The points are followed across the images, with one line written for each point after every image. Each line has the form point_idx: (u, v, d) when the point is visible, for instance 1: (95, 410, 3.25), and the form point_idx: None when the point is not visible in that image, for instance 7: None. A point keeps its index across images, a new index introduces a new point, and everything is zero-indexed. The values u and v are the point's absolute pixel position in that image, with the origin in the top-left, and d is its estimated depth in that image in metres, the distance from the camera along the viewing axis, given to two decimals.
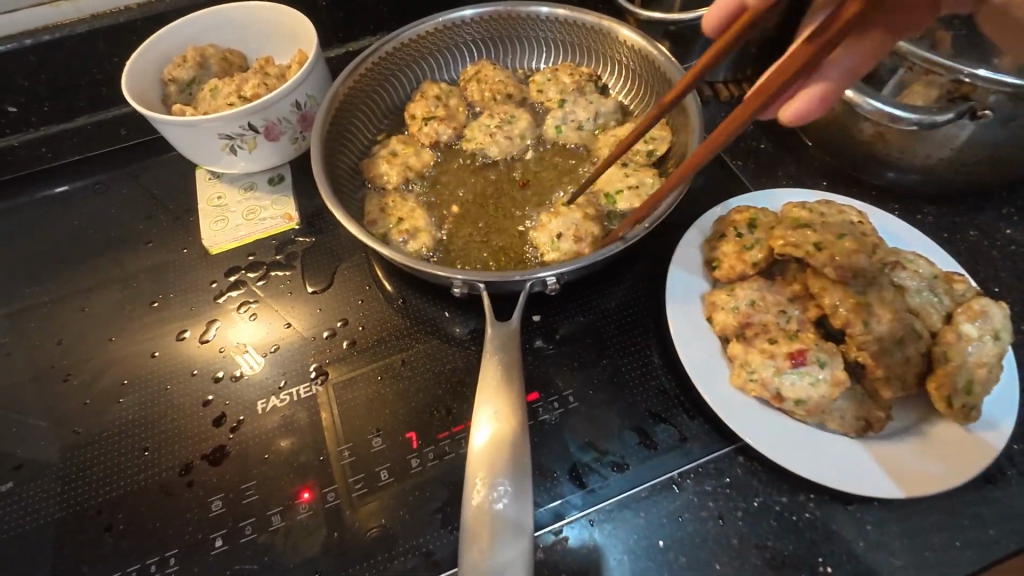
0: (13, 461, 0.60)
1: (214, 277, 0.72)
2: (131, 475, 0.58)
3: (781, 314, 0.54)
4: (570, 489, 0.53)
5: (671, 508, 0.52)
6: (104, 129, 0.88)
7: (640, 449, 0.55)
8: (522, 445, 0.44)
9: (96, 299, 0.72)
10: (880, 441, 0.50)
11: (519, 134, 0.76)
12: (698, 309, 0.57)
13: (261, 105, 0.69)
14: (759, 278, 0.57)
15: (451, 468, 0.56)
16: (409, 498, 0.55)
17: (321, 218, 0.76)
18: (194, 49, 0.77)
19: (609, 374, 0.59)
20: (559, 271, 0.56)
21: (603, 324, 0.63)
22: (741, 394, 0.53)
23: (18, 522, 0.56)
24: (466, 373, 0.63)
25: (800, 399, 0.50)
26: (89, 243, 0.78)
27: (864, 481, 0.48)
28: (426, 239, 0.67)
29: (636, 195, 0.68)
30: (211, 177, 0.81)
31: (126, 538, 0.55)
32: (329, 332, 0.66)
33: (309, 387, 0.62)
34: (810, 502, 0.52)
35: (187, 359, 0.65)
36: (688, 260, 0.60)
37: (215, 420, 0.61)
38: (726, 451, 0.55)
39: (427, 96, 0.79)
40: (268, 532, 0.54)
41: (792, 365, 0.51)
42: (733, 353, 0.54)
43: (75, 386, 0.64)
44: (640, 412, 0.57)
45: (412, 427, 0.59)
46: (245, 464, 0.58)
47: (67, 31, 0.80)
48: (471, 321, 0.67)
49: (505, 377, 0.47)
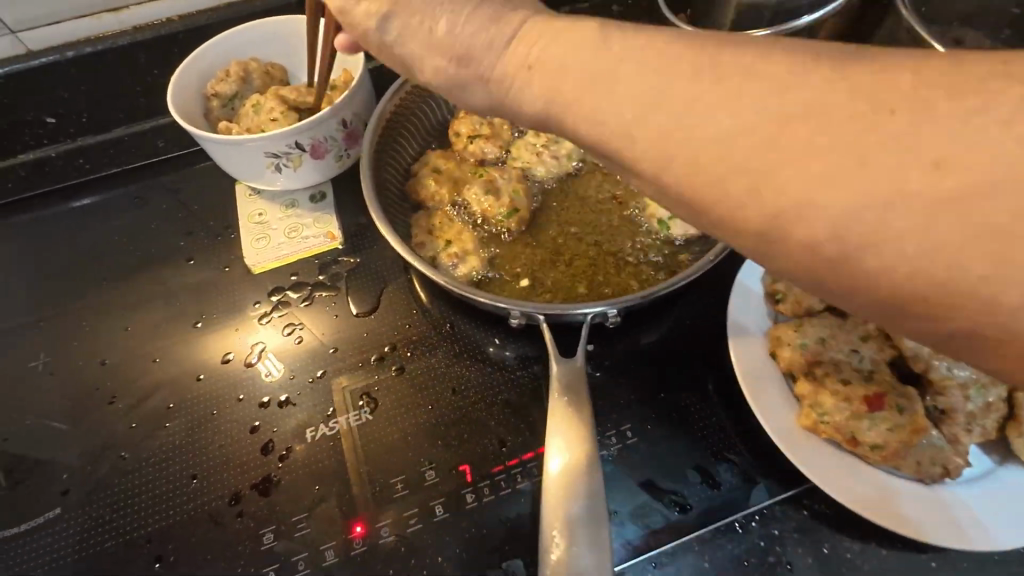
0: (60, 485, 0.59)
1: (258, 297, 0.71)
2: (180, 504, 0.57)
3: (853, 353, 0.53)
4: (633, 530, 0.52)
5: (737, 552, 0.51)
6: (143, 141, 0.88)
7: (703, 489, 0.53)
8: (596, 490, 0.43)
9: (138, 317, 0.71)
10: (960, 489, 0.49)
11: (567, 153, 0.74)
12: (761, 343, 0.56)
13: (308, 124, 0.68)
14: (827, 314, 0.56)
15: (506, 505, 0.55)
16: (465, 535, 0.53)
17: (364, 236, 0.75)
18: (237, 64, 0.76)
19: (668, 408, 0.58)
20: (621, 304, 0.55)
21: (657, 355, 0.61)
22: (811, 435, 0.51)
23: (67, 550, 0.56)
24: (518, 403, 0.61)
25: (877, 444, 0.49)
26: (130, 259, 0.77)
27: (944, 529, 0.47)
28: (476, 263, 0.66)
29: (691, 221, 0.66)
30: (251, 193, 0.80)
31: (176, 570, 0.54)
32: (376, 357, 0.65)
33: (357, 415, 0.61)
34: (883, 549, 0.50)
35: (232, 383, 0.64)
36: (749, 292, 0.58)
37: (263, 447, 0.60)
38: (793, 493, 0.53)
39: (472, 113, 0.77)
40: (321, 567, 0.53)
41: (868, 409, 0.50)
42: (801, 392, 0.52)
43: (120, 408, 0.64)
44: (702, 449, 0.55)
45: (464, 460, 0.58)
46: (294, 495, 0.57)
47: (109, 43, 0.79)
48: (520, 348, 0.65)
49: (574, 415, 0.46)
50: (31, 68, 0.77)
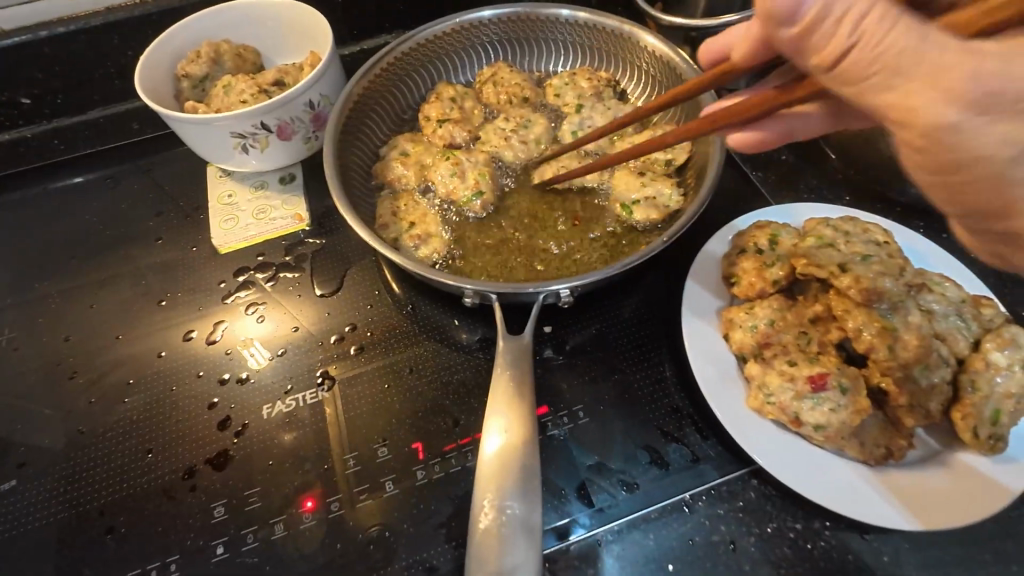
0: (18, 457, 0.60)
1: (223, 277, 0.71)
2: (134, 477, 0.57)
3: (801, 335, 0.53)
4: (579, 508, 0.52)
5: (682, 531, 0.51)
6: (118, 123, 0.88)
7: (651, 469, 0.54)
8: (532, 463, 0.43)
9: (104, 296, 0.71)
10: (901, 471, 0.49)
11: (535, 139, 0.74)
12: (714, 326, 0.56)
13: (274, 105, 0.68)
14: (778, 296, 0.55)
15: (456, 482, 0.55)
16: (414, 511, 0.54)
17: (331, 218, 0.75)
18: (209, 45, 0.77)
19: (621, 389, 0.58)
20: (573, 284, 0.55)
21: (613, 337, 0.61)
22: (757, 415, 0.51)
23: (21, 521, 0.56)
24: (475, 384, 0.61)
25: (820, 425, 0.48)
26: (99, 238, 0.77)
27: (882, 511, 0.47)
28: (438, 244, 0.66)
29: (653, 206, 0.66)
30: (222, 174, 0.80)
31: (128, 541, 0.54)
32: (337, 337, 0.65)
33: (315, 393, 0.62)
34: (826, 530, 0.51)
35: (194, 360, 0.65)
36: (705, 276, 0.59)
37: (220, 423, 0.60)
38: (740, 473, 0.53)
39: (442, 98, 0.77)
40: (270, 540, 0.53)
41: (811, 389, 0.49)
42: (750, 373, 0.52)
43: (81, 384, 0.64)
44: (652, 430, 0.56)
45: (418, 438, 0.58)
46: (248, 470, 0.57)
47: (82, 23, 0.79)
48: (481, 330, 0.65)
49: (515, 394, 0.46)
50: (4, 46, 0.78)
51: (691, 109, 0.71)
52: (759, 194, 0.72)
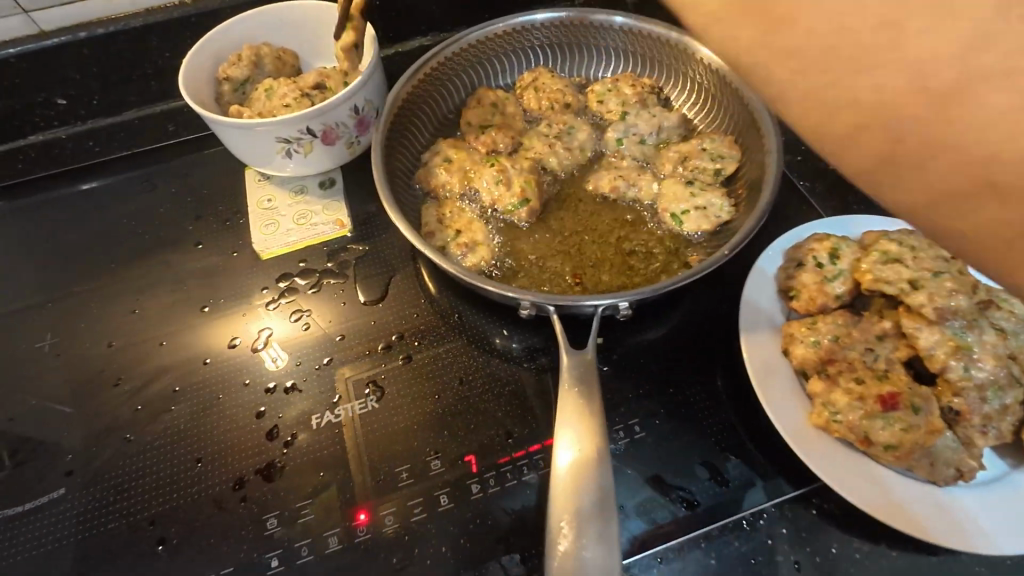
0: (65, 466, 0.59)
1: (265, 283, 0.70)
2: (184, 488, 0.57)
3: (867, 352, 0.52)
4: (639, 525, 0.51)
5: (745, 550, 0.50)
6: (153, 125, 0.88)
7: (710, 486, 0.53)
8: (606, 483, 0.42)
9: (145, 301, 0.71)
10: (971, 492, 0.48)
11: (579, 146, 0.74)
12: (774, 341, 0.55)
13: (321, 109, 0.67)
14: (841, 311, 0.54)
15: (511, 496, 0.54)
16: (469, 526, 0.53)
17: (372, 224, 0.74)
18: (250, 48, 0.76)
19: (677, 403, 0.57)
20: (631, 297, 0.54)
21: (667, 350, 0.60)
22: (822, 433, 0.51)
23: (71, 531, 0.55)
24: (525, 394, 0.61)
25: (891, 445, 0.48)
26: (137, 242, 0.77)
27: (952, 533, 0.46)
28: (485, 253, 0.65)
29: (704, 216, 0.66)
30: (261, 178, 0.80)
31: (180, 553, 0.54)
32: (384, 345, 0.65)
33: (363, 403, 0.61)
34: (892, 551, 0.50)
35: (239, 368, 0.64)
36: (763, 289, 0.58)
37: (269, 433, 0.59)
38: (802, 492, 0.52)
39: (484, 103, 0.76)
40: (324, 554, 0.53)
41: (882, 409, 0.48)
42: (814, 390, 0.51)
43: (126, 391, 0.63)
44: (710, 446, 0.55)
45: (471, 450, 0.57)
46: (299, 482, 0.56)
47: (121, 25, 0.79)
48: (528, 340, 0.65)
49: (584, 405, 0.46)
50: (43, 47, 0.77)
51: (741, 117, 0.70)
52: (808, 205, 0.71)
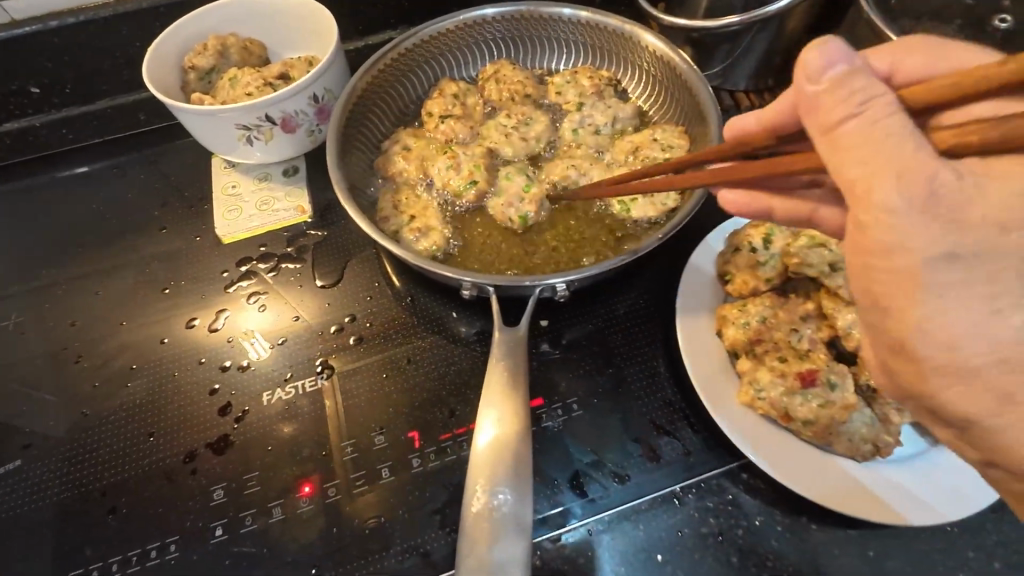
0: (23, 439, 0.61)
1: (226, 266, 0.72)
2: (137, 460, 0.58)
3: (792, 332, 0.54)
4: (571, 498, 0.53)
5: (672, 522, 0.52)
6: (125, 114, 0.89)
7: (641, 461, 0.55)
8: (524, 451, 0.44)
9: (110, 283, 0.72)
10: (887, 466, 0.50)
11: (535, 136, 0.75)
12: (708, 323, 0.57)
13: (278, 97, 0.69)
14: (771, 294, 0.56)
15: (451, 470, 0.56)
16: (409, 498, 0.55)
17: (333, 211, 0.76)
18: (216, 38, 0.77)
19: (615, 383, 0.59)
20: (569, 278, 0.56)
21: (609, 333, 0.62)
22: (748, 410, 0.52)
23: (25, 500, 0.57)
24: (471, 374, 0.62)
25: (809, 420, 0.49)
26: (105, 226, 0.78)
27: (866, 505, 0.48)
28: (437, 237, 0.67)
29: (651, 203, 0.67)
30: (227, 166, 0.81)
31: (129, 522, 0.55)
32: (337, 327, 0.66)
33: (314, 380, 0.63)
34: (813, 524, 0.51)
35: (196, 347, 0.66)
36: (701, 273, 0.60)
37: (221, 409, 0.61)
38: (730, 467, 0.54)
39: (445, 94, 0.78)
40: (268, 523, 0.54)
41: (802, 386, 0.50)
42: (742, 368, 0.53)
43: (85, 369, 0.65)
44: (644, 423, 0.57)
45: (414, 427, 0.59)
46: (247, 456, 0.58)
47: (91, 15, 0.80)
48: (478, 322, 0.66)
49: (510, 379, 0.47)
50: (14, 36, 0.79)
51: (690, 109, 0.72)
52: None
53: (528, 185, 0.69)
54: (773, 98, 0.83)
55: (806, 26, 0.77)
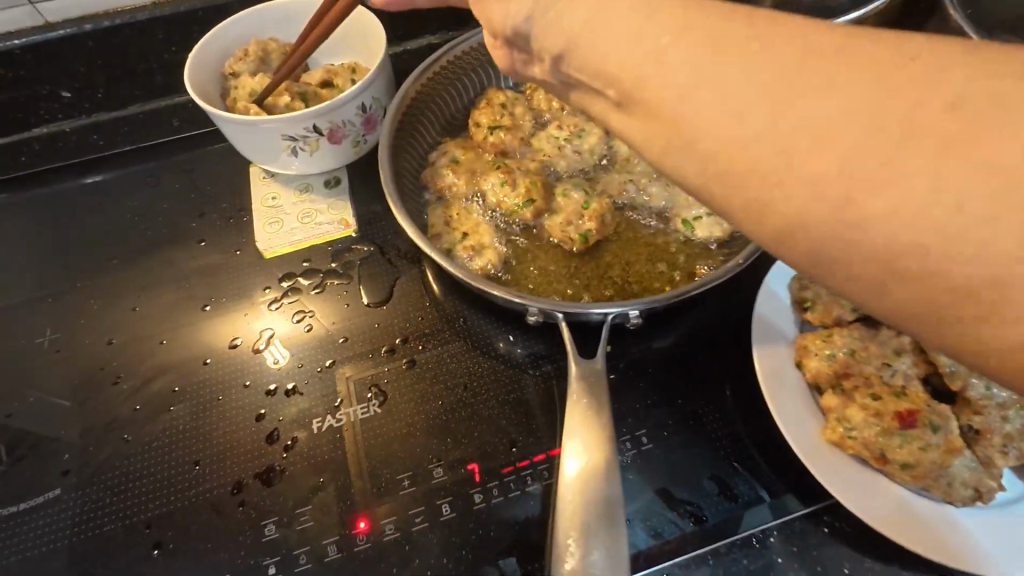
0: (61, 465, 0.58)
1: (268, 282, 0.69)
2: (182, 490, 0.56)
3: (885, 367, 0.51)
4: (646, 539, 0.50)
5: (755, 568, 0.49)
6: (158, 119, 0.86)
7: (719, 501, 0.52)
8: (614, 500, 0.41)
9: (147, 298, 0.70)
10: (991, 513, 0.46)
11: (589, 149, 0.72)
12: (787, 354, 0.54)
13: (327, 107, 0.66)
14: (858, 324, 0.53)
15: (515, 507, 0.53)
16: (472, 535, 0.52)
17: (378, 225, 0.73)
18: (257, 43, 0.75)
19: (686, 415, 0.56)
20: (643, 305, 0.53)
21: (677, 361, 0.59)
22: (836, 450, 0.49)
23: (66, 532, 0.55)
24: (530, 401, 0.59)
25: (907, 463, 0.46)
26: (140, 238, 0.76)
27: (971, 556, 0.44)
28: (492, 256, 0.64)
29: (716, 223, 0.65)
30: (265, 176, 0.79)
31: (176, 557, 0.53)
32: (387, 349, 0.63)
33: (366, 407, 0.60)
34: (906, 572, 0.48)
35: (240, 369, 0.63)
36: (778, 299, 0.56)
37: (269, 436, 0.58)
38: (814, 509, 0.51)
39: (493, 104, 0.74)
40: (323, 562, 0.52)
41: (900, 426, 0.47)
42: (829, 405, 0.50)
43: (125, 390, 0.62)
44: (720, 459, 0.54)
45: (474, 458, 0.56)
46: (297, 487, 0.55)
47: (127, 18, 0.78)
48: (534, 346, 0.63)
49: (593, 418, 0.44)
50: (49, 39, 0.76)
51: None
52: None
53: (588, 201, 0.66)
54: None
55: None
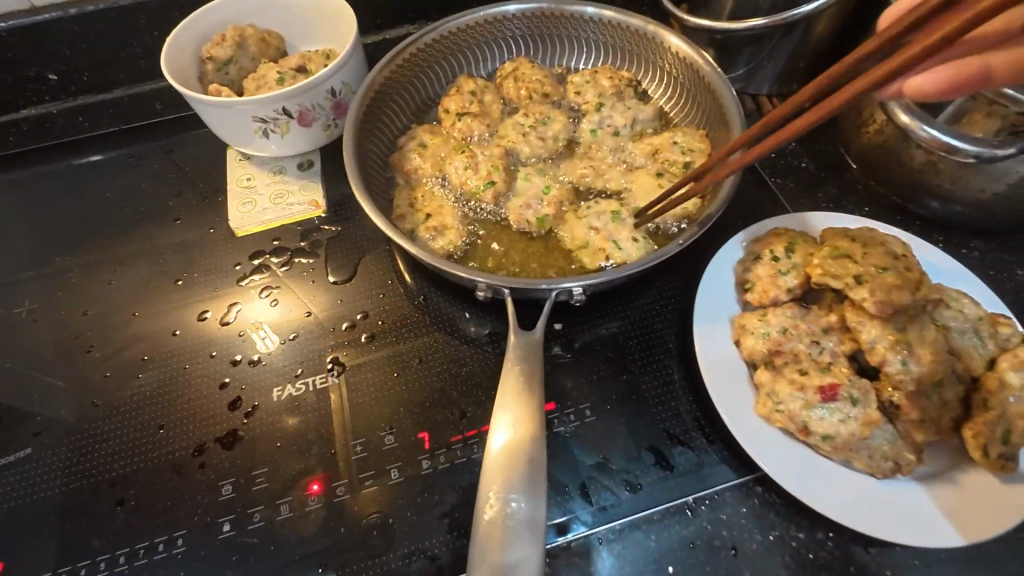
0: (34, 426, 0.61)
1: (239, 259, 0.72)
2: (146, 451, 0.58)
3: (814, 345, 0.52)
4: (581, 505, 0.52)
5: (684, 533, 0.51)
6: (141, 103, 0.89)
7: (655, 470, 0.54)
8: (538, 460, 0.43)
9: (123, 273, 0.72)
10: (907, 485, 0.49)
11: (553, 136, 0.74)
12: (725, 332, 0.56)
13: (295, 91, 0.68)
14: (793, 304, 0.55)
15: (461, 473, 0.56)
16: (417, 499, 0.55)
17: (347, 206, 0.75)
18: (234, 29, 0.77)
19: (629, 390, 0.58)
20: (586, 283, 0.55)
21: (624, 338, 0.61)
22: (764, 424, 0.51)
23: (35, 488, 0.57)
24: (482, 376, 0.62)
25: (828, 435, 0.48)
26: (119, 216, 0.78)
27: (883, 524, 0.47)
28: (454, 236, 0.66)
29: (670, 207, 0.66)
30: (242, 158, 0.81)
31: (136, 514, 0.55)
32: (349, 324, 0.66)
33: (325, 377, 0.62)
34: (829, 541, 0.50)
35: (208, 340, 0.66)
36: (720, 281, 0.58)
37: (231, 403, 0.61)
38: (745, 480, 0.53)
39: (462, 91, 0.77)
40: (275, 521, 0.54)
41: (821, 399, 0.49)
42: (759, 380, 0.52)
43: (97, 358, 0.65)
44: (658, 432, 0.56)
45: (424, 428, 0.58)
46: (255, 451, 0.58)
47: (111, 3, 0.80)
48: (490, 324, 0.66)
49: (525, 385, 0.47)
50: (35, 22, 0.79)
51: (713, 113, 0.71)
52: (777, 201, 0.71)
53: (548, 186, 0.69)
54: None
55: (832, 33, 0.76)
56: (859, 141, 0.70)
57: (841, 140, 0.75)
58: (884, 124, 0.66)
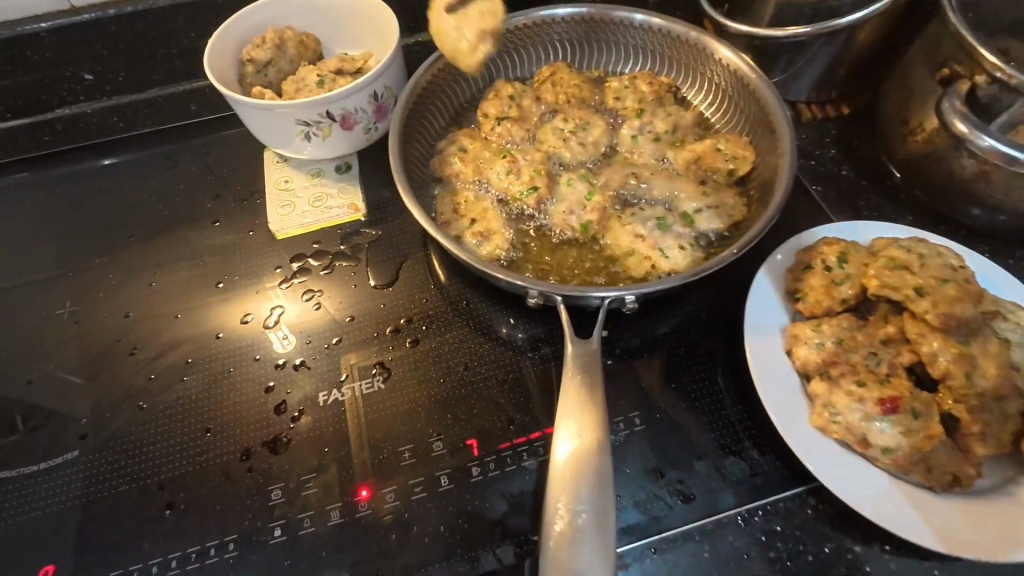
0: (79, 429, 0.61)
1: (279, 262, 0.72)
2: (193, 455, 0.58)
3: (870, 356, 0.52)
4: (634, 514, 0.52)
5: (738, 544, 0.51)
6: (176, 104, 0.89)
7: (707, 480, 0.54)
8: (604, 471, 0.43)
9: (163, 274, 0.72)
10: (968, 499, 0.48)
11: (594, 141, 0.74)
12: (777, 342, 0.55)
13: (341, 94, 0.68)
14: (847, 314, 0.55)
15: (511, 480, 0.56)
16: (467, 506, 0.54)
17: (387, 209, 0.75)
18: (274, 31, 0.77)
19: (679, 398, 0.58)
20: (640, 291, 0.55)
21: (671, 346, 0.61)
22: (820, 434, 0.51)
23: (82, 492, 0.57)
24: (529, 383, 0.62)
25: (888, 448, 0.48)
26: (157, 218, 0.78)
27: (945, 539, 0.46)
28: (500, 241, 0.66)
29: (716, 215, 0.66)
30: (279, 160, 0.81)
31: (186, 518, 0.55)
32: (392, 329, 0.66)
33: (370, 383, 0.62)
34: (885, 553, 0.50)
35: (250, 343, 0.66)
36: (771, 290, 0.58)
37: (277, 407, 0.61)
38: (798, 491, 0.53)
39: (501, 95, 0.76)
40: (325, 526, 0.54)
41: (882, 412, 0.49)
42: (815, 391, 0.52)
43: (140, 360, 0.65)
44: (710, 442, 0.55)
45: (472, 434, 0.58)
46: (303, 455, 0.58)
47: (149, 4, 0.80)
48: (534, 330, 0.65)
49: (587, 396, 0.46)
50: (74, 23, 0.79)
51: (757, 120, 0.70)
52: (819, 209, 0.71)
53: (591, 193, 0.69)
54: (835, 109, 0.81)
55: (873, 42, 0.76)
56: (904, 149, 0.70)
57: (883, 149, 0.75)
58: (935, 134, 0.65)
